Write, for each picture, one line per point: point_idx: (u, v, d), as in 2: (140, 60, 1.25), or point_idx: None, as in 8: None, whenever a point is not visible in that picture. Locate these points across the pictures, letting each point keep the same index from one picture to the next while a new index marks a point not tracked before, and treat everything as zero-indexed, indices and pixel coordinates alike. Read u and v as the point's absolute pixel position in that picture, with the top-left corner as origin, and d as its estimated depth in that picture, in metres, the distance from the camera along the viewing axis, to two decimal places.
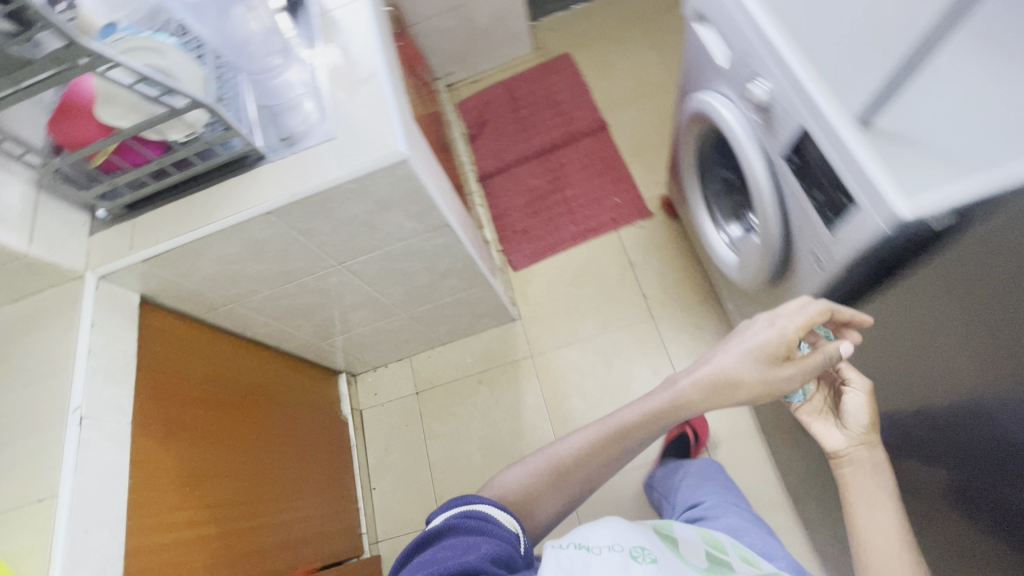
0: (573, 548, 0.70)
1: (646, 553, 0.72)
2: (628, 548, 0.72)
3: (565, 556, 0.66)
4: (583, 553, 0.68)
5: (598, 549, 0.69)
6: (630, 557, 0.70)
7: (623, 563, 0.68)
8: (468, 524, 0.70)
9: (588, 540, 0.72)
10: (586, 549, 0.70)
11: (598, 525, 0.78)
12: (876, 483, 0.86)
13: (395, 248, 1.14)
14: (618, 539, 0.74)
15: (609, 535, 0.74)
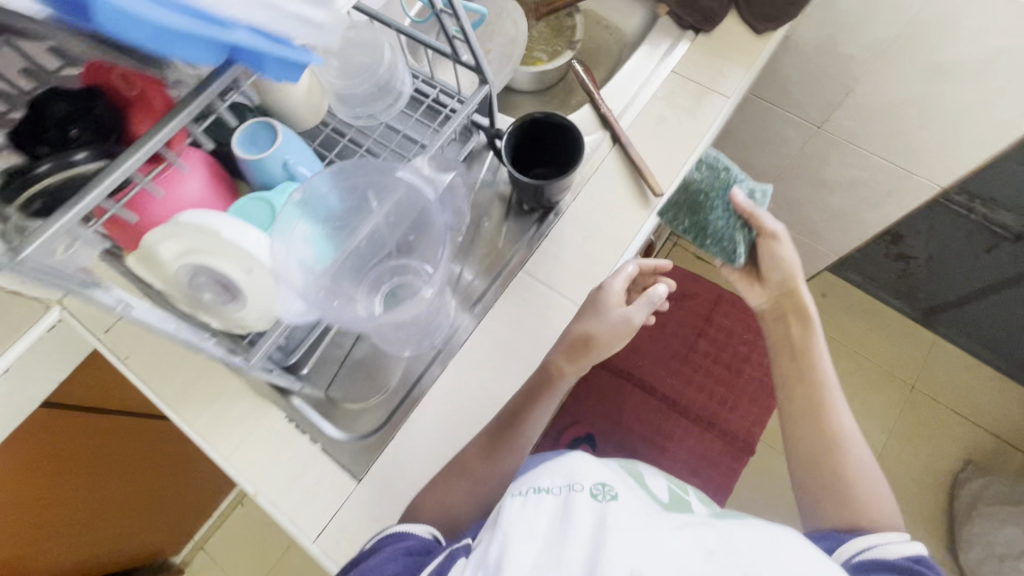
0: (530, 496, 0.55)
1: (608, 490, 0.54)
2: (581, 483, 0.55)
3: (529, 503, 0.54)
4: (548, 497, 0.54)
5: (556, 492, 0.54)
6: (588, 495, 0.53)
7: (575, 503, 0.52)
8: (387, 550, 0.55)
9: (541, 480, 0.57)
10: (547, 493, 0.55)
11: (571, 459, 0.60)
12: (823, 360, 0.80)
13: None
14: (535, 476, 0.58)
15: (550, 474, 0.58)
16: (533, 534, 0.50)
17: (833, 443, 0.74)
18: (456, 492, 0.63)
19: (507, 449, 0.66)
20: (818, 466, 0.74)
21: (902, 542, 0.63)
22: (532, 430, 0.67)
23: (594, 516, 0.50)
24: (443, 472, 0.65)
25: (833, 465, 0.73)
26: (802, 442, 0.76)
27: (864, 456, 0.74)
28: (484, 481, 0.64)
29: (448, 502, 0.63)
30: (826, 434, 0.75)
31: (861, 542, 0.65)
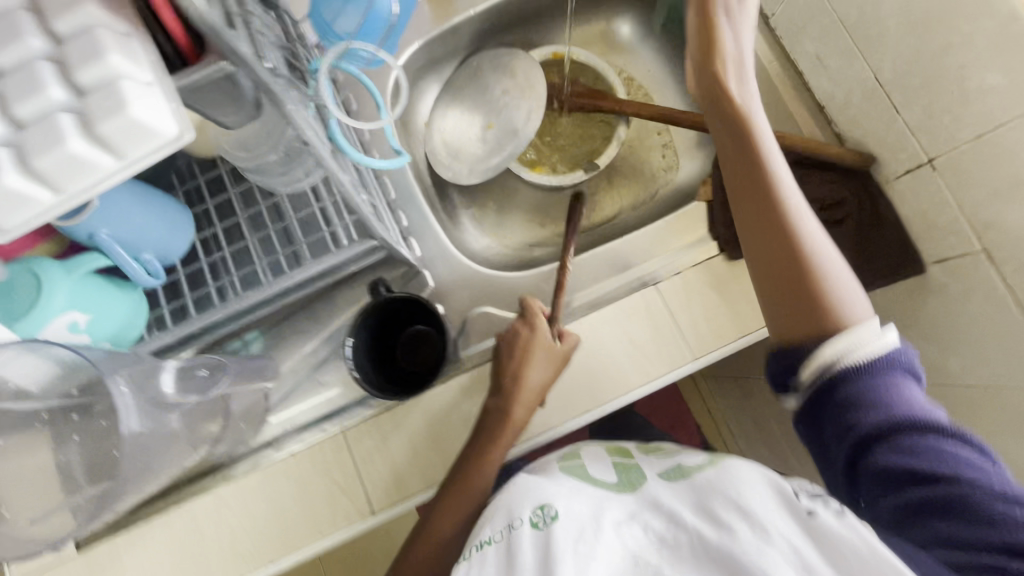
0: (475, 557, 0.49)
1: (546, 511, 0.50)
2: (519, 517, 0.50)
3: (477, 569, 0.47)
4: (493, 551, 0.49)
5: (499, 540, 0.49)
6: (529, 529, 0.48)
7: (525, 539, 0.48)
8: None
9: (482, 533, 0.52)
10: (490, 548, 0.49)
11: (510, 491, 0.55)
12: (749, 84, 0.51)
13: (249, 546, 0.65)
14: (477, 531, 0.53)
15: (495, 516, 0.53)
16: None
17: (800, 253, 0.49)
18: (493, 468, 0.60)
19: (502, 438, 0.60)
20: (778, 252, 0.49)
21: (874, 334, 0.47)
22: (518, 414, 0.61)
23: (538, 550, 0.46)
24: (446, 484, 0.61)
25: (799, 256, 0.49)
26: (758, 238, 0.50)
27: (830, 255, 0.50)
28: (498, 461, 0.60)
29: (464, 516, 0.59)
30: (779, 241, 0.49)
31: (822, 348, 0.47)
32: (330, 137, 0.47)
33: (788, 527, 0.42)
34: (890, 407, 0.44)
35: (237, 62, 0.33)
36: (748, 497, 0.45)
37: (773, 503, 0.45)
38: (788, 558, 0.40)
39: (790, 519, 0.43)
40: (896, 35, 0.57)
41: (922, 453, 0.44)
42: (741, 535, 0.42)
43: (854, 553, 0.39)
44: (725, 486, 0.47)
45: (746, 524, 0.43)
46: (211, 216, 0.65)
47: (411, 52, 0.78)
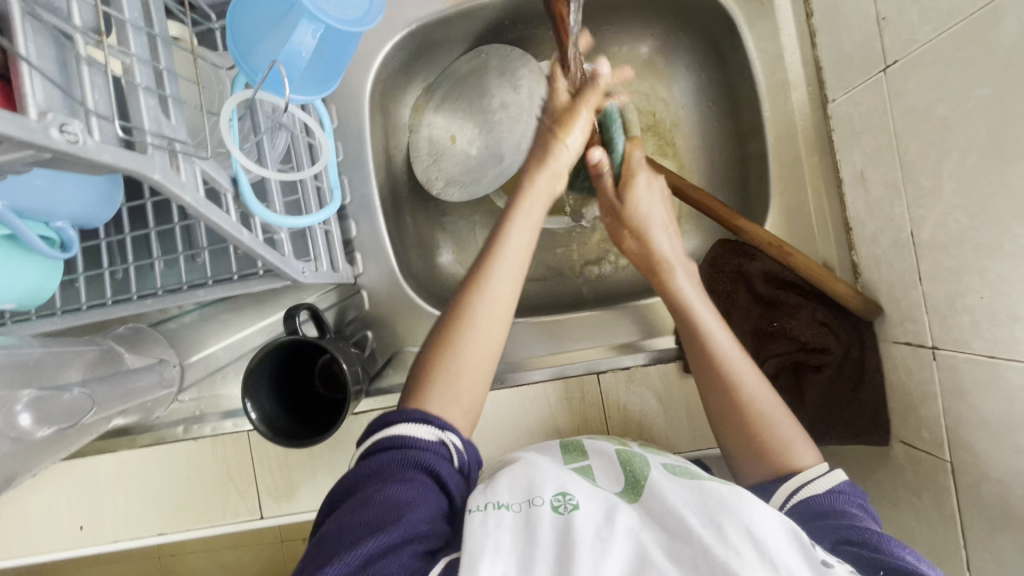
0: (490, 514, 0.40)
1: (569, 499, 0.42)
2: (540, 496, 0.42)
3: (492, 525, 0.39)
4: (509, 519, 0.40)
5: (518, 512, 0.41)
6: (548, 512, 0.40)
7: (543, 524, 0.39)
8: (388, 459, 0.41)
9: (496, 494, 0.42)
10: (507, 513, 0.40)
11: (527, 468, 0.46)
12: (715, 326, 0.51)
13: (161, 515, 0.67)
14: (488, 489, 0.43)
15: (505, 484, 0.44)
16: (498, 552, 0.37)
17: (744, 406, 0.48)
18: (493, 339, 0.48)
19: (498, 282, 0.48)
20: (721, 401, 0.49)
21: (824, 470, 0.44)
22: (506, 262, 0.49)
23: (556, 534, 0.38)
24: (445, 319, 0.49)
25: (760, 431, 0.47)
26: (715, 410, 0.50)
27: (771, 406, 0.48)
28: (495, 339, 0.48)
29: (460, 402, 0.46)
30: (731, 402, 0.49)
31: (782, 483, 0.45)
32: (231, 180, 0.42)
33: (798, 564, 0.35)
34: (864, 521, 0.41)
35: (54, 154, 0.28)
36: (765, 532, 0.36)
37: (784, 540, 0.36)
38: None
39: (794, 555, 0.35)
40: (947, 204, 0.46)
41: (908, 565, 0.37)
42: (742, 555, 0.35)
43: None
44: (739, 510, 0.38)
45: (756, 552, 0.35)
46: (143, 187, 0.59)
47: (404, 35, 0.66)
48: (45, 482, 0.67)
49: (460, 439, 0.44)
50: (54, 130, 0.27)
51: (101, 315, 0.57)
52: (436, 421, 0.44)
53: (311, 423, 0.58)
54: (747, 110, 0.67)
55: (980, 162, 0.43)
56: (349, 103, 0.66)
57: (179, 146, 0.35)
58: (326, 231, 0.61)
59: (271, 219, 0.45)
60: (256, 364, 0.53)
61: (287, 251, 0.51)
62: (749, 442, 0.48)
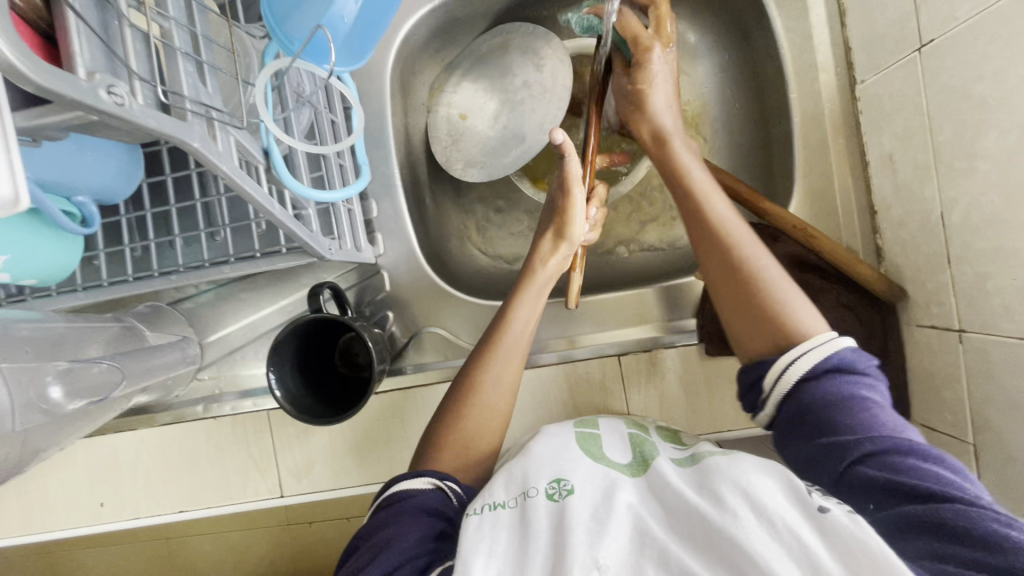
0: (486, 516, 0.40)
1: (564, 485, 0.41)
2: (535, 487, 0.41)
3: (488, 528, 0.39)
4: (505, 518, 0.40)
5: (514, 509, 0.41)
6: (543, 501, 0.40)
7: (538, 515, 0.39)
8: (387, 512, 0.43)
9: (493, 492, 0.42)
10: (503, 513, 0.41)
11: (522, 455, 0.45)
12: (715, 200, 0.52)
13: (180, 493, 0.67)
14: (486, 490, 0.43)
15: (501, 479, 0.43)
16: (494, 552, 0.38)
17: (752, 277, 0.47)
18: (499, 411, 0.51)
19: (505, 356, 0.52)
20: (720, 261, 0.49)
21: (832, 338, 0.43)
22: (506, 355, 0.52)
23: (552, 525, 0.38)
24: (454, 394, 0.51)
25: (757, 299, 0.47)
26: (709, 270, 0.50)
27: (779, 276, 0.47)
28: (499, 414, 0.51)
29: (467, 468, 0.48)
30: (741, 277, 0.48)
31: (776, 363, 0.44)
32: (263, 152, 0.42)
33: (792, 514, 0.35)
34: (865, 426, 0.40)
35: (100, 116, 0.27)
36: (765, 495, 0.36)
37: (782, 498, 0.36)
38: (793, 553, 0.33)
39: (790, 507, 0.35)
40: (982, 184, 0.46)
41: (909, 470, 0.37)
42: (745, 523, 0.35)
43: (864, 547, 0.32)
44: (734, 475, 0.38)
45: (753, 513, 0.35)
46: (164, 163, 0.59)
47: (426, 11, 0.65)
48: (65, 460, 0.67)
49: (457, 485, 0.45)
50: (102, 91, 0.26)
51: (122, 291, 0.57)
52: (432, 472, 0.46)
53: (332, 400, 0.58)
54: (772, 92, 0.66)
55: (1018, 142, 0.43)
56: (370, 80, 0.65)
57: (215, 114, 0.35)
58: (349, 210, 0.60)
59: (301, 193, 0.44)
60: (279, 343, 0.53)
61: (313, 228, 0.50)
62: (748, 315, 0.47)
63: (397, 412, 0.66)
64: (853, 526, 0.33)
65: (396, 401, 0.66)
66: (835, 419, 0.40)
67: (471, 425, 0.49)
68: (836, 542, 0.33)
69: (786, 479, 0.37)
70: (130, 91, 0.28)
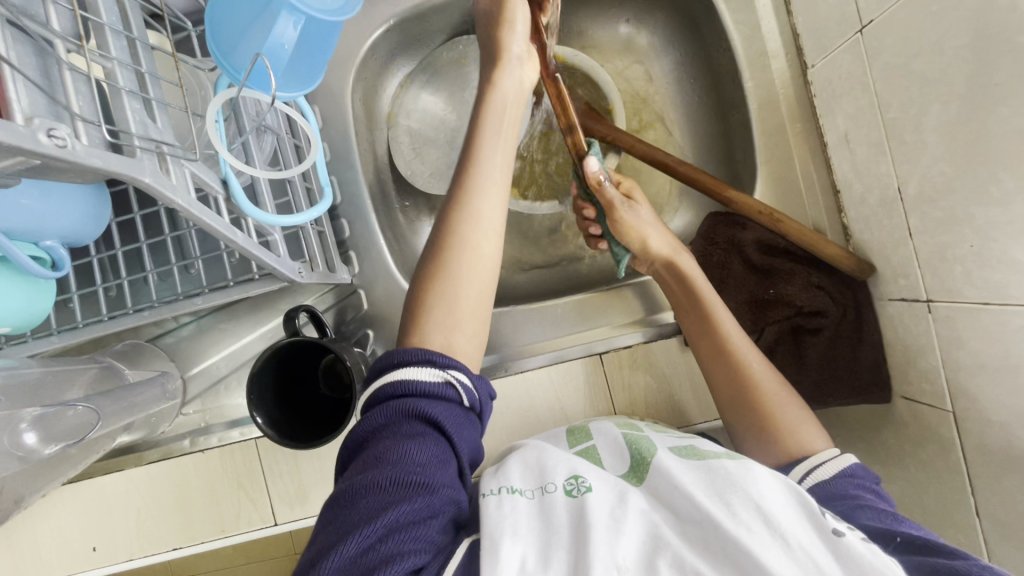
0: (505, 496, 0.41)
1: (582, 481, 0.42)
2: (552, 483, 0.42)
3: (507, 507, 0.40)
4: (523, 504, 0.41)
5: (532, 498, 0.41)
6: (562, 497, 0.41)
7: (557, 508, 0.40)
8: (397, 405, 0.40)
9: (510, 479, 0.43)
10: (521, 498, 0.41)
11: (539, 453, 0.47)
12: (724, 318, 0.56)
13: (171, 531, 0.66)
14: (501, 475, 0.44)
15: (518, 471, 0.45)
16: (517, 530, 0.38)
17: (749, 385, 0.53)
18: (487, 254, 0.47)
19: (483, 193, 0.48)
20: (730, 387, 0.54)
21: (832, 455, 0.47)
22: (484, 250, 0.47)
23: (570, 518, 0.39)
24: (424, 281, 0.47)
25: (771, 419, 0.51)
26: (726, 397, 0.54)
27: (775, 389, 0.53)
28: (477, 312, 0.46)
29: (461, 327, 0.45)
30: (738, 386, 0.53)
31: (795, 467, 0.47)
32: (222, 182, 0.42)
33: (806, 535, 0.36)
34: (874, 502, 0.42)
35: (43, 160, 0.27)
36: (778, 511, 0.37)
37: (793, 511, 0.37)
38: (804, 567, 0.34)
39: (801, 528, 0.36)
40: (932, 157, 0.47)
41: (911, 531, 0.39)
42: (757, 533, 0.36)
43: (877, 571, 0.33)
44: (744, 484, 0.39)
45: (765, 528, 0.36)
46: (131, 200, 0.59)
47: (382, 31, 0.66)
48: (53, 507, 0.66)
49: (468, 375, 0.43)
50: (42, 134, 0.27)
51: (96, 333, 0.57)
52: (440, 361, 0.42)
53: (318, 422, 0.58)
54: (727, 83, 0.67)
55: (961, 114, 0.44)
56: (332, 102, 0.66)
57: (167, 149, 0.35)
58: (319, 231, 0.61)
59: (263, 220, 0.44)
60: (260, 365, 0.53)
61: (281, 253, 0.50)
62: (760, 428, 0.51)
63: None
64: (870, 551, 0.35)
65: None
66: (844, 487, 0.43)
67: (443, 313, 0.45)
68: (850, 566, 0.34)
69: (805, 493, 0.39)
70: (72, 132, 0.29)
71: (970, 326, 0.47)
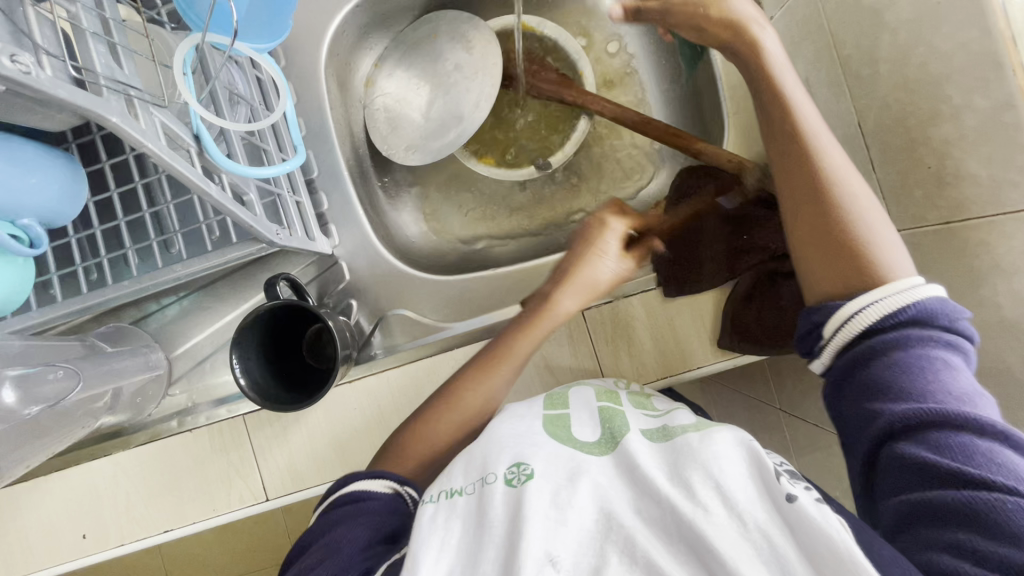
0: (442, 504, 0.43)
1: (523, 469, 0.43)
2: (492, 473, 0.43)
3: (442, 519, 0.41)
4: (462, 505, 0.42)
5: (472, 494, 0.43)
6: (502, 487, 0.42)
7: (497, 498, 0.41)
8: (341, 512, 0.46)
9: (452, 479, 0.45)
10: (461, 499, 0.43)
11: (486, 437, 0.47)
12: (807, 113, 0.50)
13: (162, 512, 0.65)
14: (446, 476, 0.45)
15: (461, 465, 0.46)
16: (446, 544, 0.40)
17: (842, 198, 0.46)
18: (484, 407, 0.55)
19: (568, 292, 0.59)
20: (817, 205, 0.46)
21: (912, 287, 0.41)
22: (468, 409, 0.54)
23: (508, 511, 0.40)
24: (410, 429, 0.54)
25: (858, 243, 0.44)
26: (796, 204, 0.48)
27: (871, 216, 0.45)
28: (449, 454, 0.53)
29: (435, 464, 0.53)
30: (822, 198, 0.46)
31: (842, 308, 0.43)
32: (194, 137, 0.42)
33: (761, 511, 0.36)
34: (927, 393, 0.38)
35: (9, 83, 0.28)
36: (736, 488, 0.37)
37: (751, 490, 0.37)
38: (756, 547, 0.35)
39: (760, 503, 0.37)
40: (886, 85, 0.49)
41: (948, 451, 0.36)
42: (713, 513, 0.36)
43: (828, 543, 0.33)
44: (705, 462, 0.39)
45: (721, 505, 0.37)
46: (108, 179, 0.60)
47: (352, 6, 0.67)
48: (42, 493, 0.66)
49: (415, 491, 0.49)
50: (6, 59, 0.28)
51: (73, 310, 0.57)
52: (393, 475, 0.49)
53: (306, 391, 0.58)
54: (692, 43, 0.69)
55: (910, 38, 0.46)
56: (306, 77, 0.67)
57: (136, 93, 0.36)
58: (298, 201, 0.61)
59: (236, 173, 0.44)
60: (245, 326, 0.53)
61: (259, 213, 0.50)
62: (836, 256, 0.45)
63: (372, 398, 0.65)
64: (817, 516, 0.34)
65: (370, 387, 0.66)
66: (888, 377, 0.40)
67: (415, 459, 0.52)
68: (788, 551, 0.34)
69: (755, 460, 0.39)
70: (37, 63, 0.29)
71: (937, 246, 0.48)
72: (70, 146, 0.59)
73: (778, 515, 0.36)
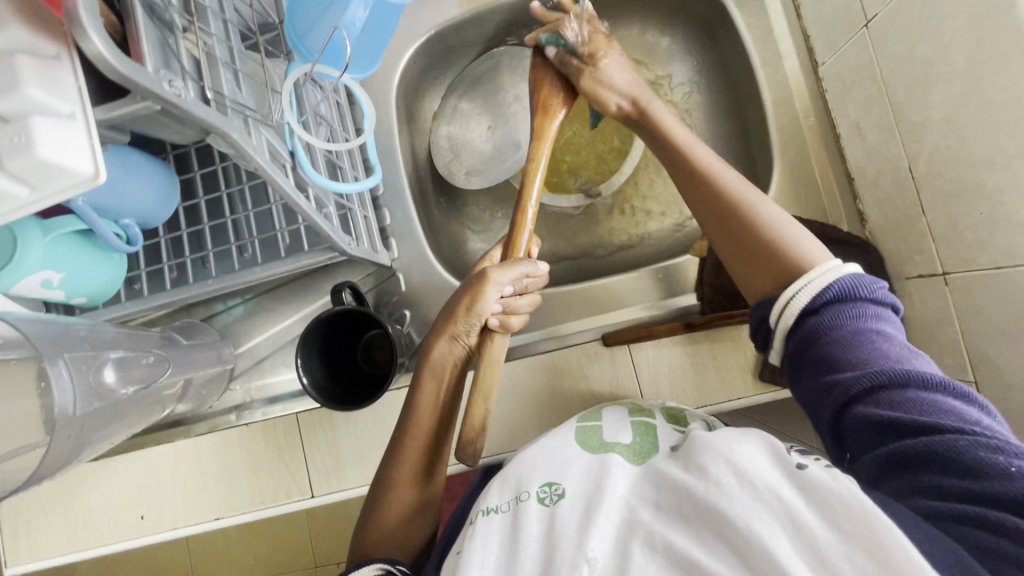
0: (480, 522, 0.44)
1: (554, 489, 0.45)
2: (526, 491, 0.46)
3: (481, 535, 0.43)
4: (498, 522, 0.44)
5: (507, 512, 0.45)
6: (536, 504, 0.44)
7: (530, 514, 0.43)
8: None
9: (488, 499, 0.47)
10: (496, 517, 0.45)
11: (516, 463, 0.50)
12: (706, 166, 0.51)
13: (215, 500, 0.69)
14: (482, 498, 0.48)
15: (497, 487, 0.48)
16: (485, 559, 0.41)
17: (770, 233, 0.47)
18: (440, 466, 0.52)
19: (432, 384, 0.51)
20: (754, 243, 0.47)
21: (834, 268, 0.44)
22: (427, 476, 0.50)
23: (542, 528, 0.42)
24: (372, 515, 0.50)
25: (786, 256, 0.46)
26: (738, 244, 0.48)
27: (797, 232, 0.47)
28: (420, 520, 0.50)
29: (413, 533, 0.50)
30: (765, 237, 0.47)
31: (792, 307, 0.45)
32: (290, 154, 0.47)
33: (774, 478, 0.37)
34: (868, 358, 0.41)
35: (162, 104, 0.33)
36: (749, 463, 0.39)
37: (764, 463, 0.39)
38: (774, 509, 0.35)
39: (772, 472, 0.38)
40: (939, 131, 0.50)
41: (906, 404, 0.39)
42: (729, 490, 0.37)
43: (839, 497, 0.34)
44: (718, 446, 0.41)
45: (736, 480, 0.38)
46: (197, 187, 0.66)
47: (424, 40, 0.73)
48: (109, 472, 0.70)
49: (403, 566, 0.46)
50: (165, 83, 0.33)
51: (158, 305, 0.63)
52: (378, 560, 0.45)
53: (361, 395, 0.62)
54: (743, 83, 0.72)
55: (963, 89, 0.47)
56: (377, 103, 0.72)
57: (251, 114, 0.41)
58: (364, 217, 0.66)
59: (323, 187, 0.49)
60: (309, 332, 0.57)
61: (335, 224, 0.55)
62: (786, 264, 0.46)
63: None
64: (828, 481, 0.35)
65: None
66: (834, 353, 0.41)
67: (395, 531, 0.49)
68: (812, 520, 0.34)
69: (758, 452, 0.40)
70: (184, 86, 0.34)
71: (989, 290, 0.49)
72: (167, 156, 0.66)
73: (791, 485, 0.36)
